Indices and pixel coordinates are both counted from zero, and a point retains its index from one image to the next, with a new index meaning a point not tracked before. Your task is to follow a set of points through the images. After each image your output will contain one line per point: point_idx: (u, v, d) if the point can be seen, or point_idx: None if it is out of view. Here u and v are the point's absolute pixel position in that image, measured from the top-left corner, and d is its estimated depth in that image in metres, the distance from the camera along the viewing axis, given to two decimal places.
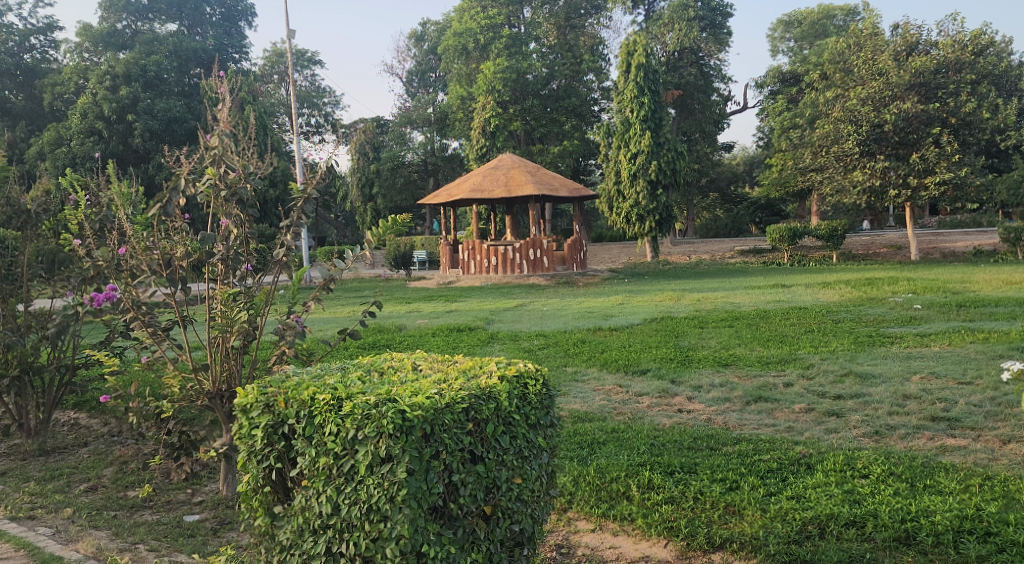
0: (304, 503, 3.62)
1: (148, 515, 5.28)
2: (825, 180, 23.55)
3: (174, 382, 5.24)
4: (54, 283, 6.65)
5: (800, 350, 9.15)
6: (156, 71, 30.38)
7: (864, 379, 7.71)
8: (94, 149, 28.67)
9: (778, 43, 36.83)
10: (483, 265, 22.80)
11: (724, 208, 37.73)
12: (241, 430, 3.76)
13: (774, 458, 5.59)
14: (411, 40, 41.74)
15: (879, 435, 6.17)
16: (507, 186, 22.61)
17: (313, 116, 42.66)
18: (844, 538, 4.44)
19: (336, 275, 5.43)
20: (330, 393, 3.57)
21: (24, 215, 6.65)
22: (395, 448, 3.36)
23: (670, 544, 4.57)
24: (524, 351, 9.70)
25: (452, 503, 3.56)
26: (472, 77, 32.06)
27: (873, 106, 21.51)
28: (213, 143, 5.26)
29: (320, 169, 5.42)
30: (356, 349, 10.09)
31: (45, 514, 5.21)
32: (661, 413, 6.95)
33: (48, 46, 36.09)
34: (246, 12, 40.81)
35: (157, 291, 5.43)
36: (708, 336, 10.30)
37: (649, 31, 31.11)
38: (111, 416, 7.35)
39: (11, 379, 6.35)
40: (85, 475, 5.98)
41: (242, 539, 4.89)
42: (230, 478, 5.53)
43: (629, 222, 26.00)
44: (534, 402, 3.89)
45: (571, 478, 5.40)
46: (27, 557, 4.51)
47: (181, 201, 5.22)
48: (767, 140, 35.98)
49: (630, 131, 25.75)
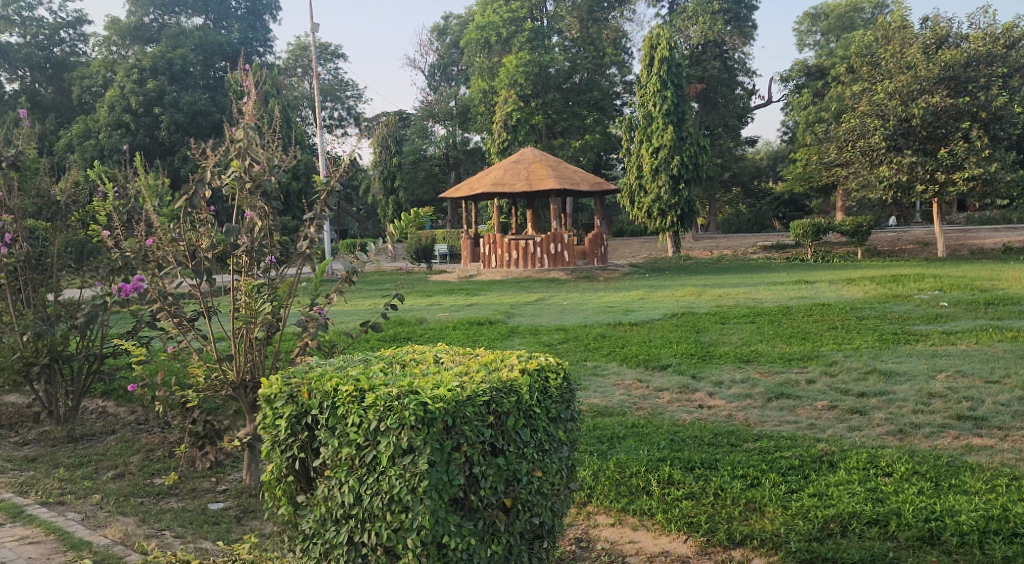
0: (326, 493, 3.67)
1: (173, 503, 5.37)
2: (851, 175, 23.42)
3: (199, 371, 5.32)
4: (84, 273, 6.82)
5: (823, 347, 9.11)
6: (183, 65, 30.75)
7: (889, 376, 7.68)
8: (123, 142, 28.59)
9: (804, 37, 36.21)
10: (505, 259, 22.88)
11: (747, 203, 37.54)
12: (266, 420, 3.82)
13: (796, 455, 5.57)
14: (434, 34, 41.59)
15: (904, 433, 6.13)
16: (528, 181, 22.56)
17: (337, 109, 42.87)
18: (866, 536, 4.42)
19: (358, 268, 5.41)
20: (353, 384, 3.60)
21: (54, 207, 6.80)
22: (417, 440, 3.40)
23: (691, 540, 4.57)
24: (544, 345, 9.70)
25: (472, 495, 3.60)
26: (493, 70, 31.91)
27: (900, 100, 21.38)
28: (238, 135, 5.25)
29: (344, 162, 5.45)
30: (377, 341, 10.24)
31: (74, 499, 5.28)
32: (681, 409, 6.94)
33: (77, 40, 36.37)
34: (271, 6, 40.93)
35: (183, 282, 5.52)
36: (729, 332, 10.28)
37: (673, 23, 30.84)
38: (138, 404, 7.48)
39: (41, 366, 6.51)
40: (113, 462, 6.08)
41: (265, 527, 4.97)
42: (253, 467, 5.58)
43: (651, 217, 25.96)
44: (555, 395, 3.90)
45: (591, 472, 5.44)
46: (57, 541, 4.57)
47: (206, 193, 5.35)
48: (792, 135, 35.84)
49: (652, 125, 25.63)
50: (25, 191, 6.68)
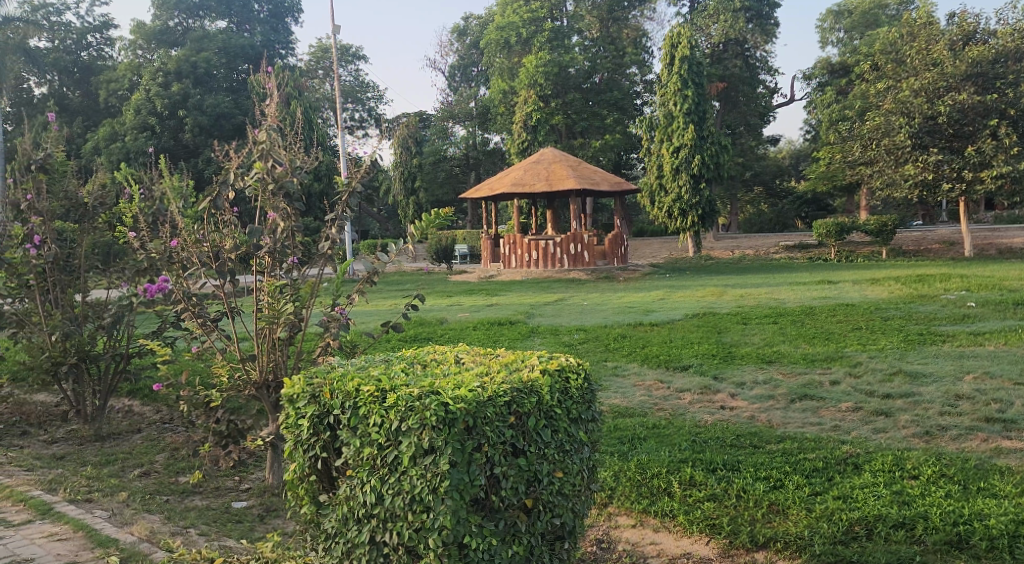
0: (348, 493, 3.70)
1: (198, 501, 5.45)
2: (876, 174, 23.17)
3: (223, 371, 5.38)
4: (111, 274, 6.93)
5: (847, 347, 9.05)
6: (206, 68, 31.08)
7: (915, 378, 7.60)
8: (148, 144, 28.85)
9: (828, 34, 35.96)
10: (524, 259, 22.89)
11: (769, 203, 37.32)
12: (288, 420, 3.86)
13: (820, 456, 5.55)
14: (454, 34, 41.71)
15: (930, 436, 6.08)
16: (548, 181, 22.56)
17: (357, 111, 43.15)
18: (892, 539, 4.39)
19: (379, 268, 5.44)
20: (374, 384, 3.64)
21: (81, 209, 6.93)
22: (438, 441, 3.42)
23: (713, 542, 4.56)
24: (564, 345, 9.73)
25: (493, 496, 3.61)
26: (514, 70, 31.98)
27: (926, 97, 21.14)
28: (261, 137, 5.31)
29: (365, 163, 5.48)
30: (398, 342, 10.31)
31: (101, 497, 5.33)
32: (703, 410, 6.92)
33: (104, 44, 36.89)
34: (294, 8, 41.16)
35: (207, 282, 5.60)
36: (751, 333, 10.23)
37: (693, 22, 30.69)
38: (163, 404, 7.58)
39: (69, 366, 6.64)
40: (139, 460, 6.18)
41: (288, 526, 5.03)
42: (276, 466, 5.64)
43: (671, 217, 25.86)
44: (576, 396, 3.91)
45: (612, 473, 5.44)
46: (84, 539, 4.63)
47: (230, 194, 5.43)
48: (815, 134, 35.62)
49: (673, 124, 25.54)
50: (53, 193, 6.81)
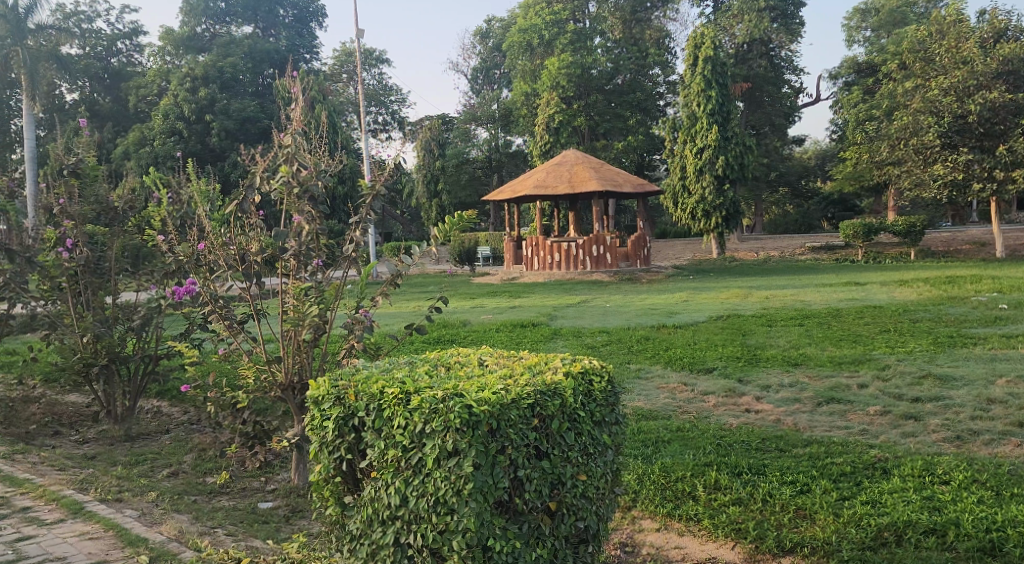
0: (373, 494, 3.73)
1: (225, 501, 5.52)
2: (904, 173, 22.93)
3: (250, 373, 5.44)
4: (140, 276, 7.04)
5: (875, 350, 8.95)
6: (232, 72, 31.51)
7: (945, 381, 7.50)
8: (176, 148, 29.20)
9: (854, 33, 35.59)
10: (547, 261, 22.90)
11: (795, 204, 36.99)
12: (313, 422, 3.89)
13: (847, 461, 5.50)
14: (476, 37, 41.78)
15: (960, 441, 6.00)
16: (570, 182, 22.57)
17: (381, 114, 43.35)
18: (922, 546, 4.35)
19: (403, 271, 5.48)
20: (398, 386, 3.66)
21: (111, 213, 7.03)
22: (461, 443, 3.44)
23: (738, 546, 4.54)
24: (587, 348, 9.71)
25: (517, 498, 3.62)
26: (536, 73, 31.94)
27: (956, 96, 20.89)
28: (287, 141, 5.37)
29: (388, 166, 5.52)
30: (421, 344, 10.35)
31: (131, 497, 5.40)
32: (727, 413, 6.89)
33: (133, 50, 37.44)
34: (318, 13, 41.29)
35: (234, 285, 5.66)
36: (776, 335, 10.15)
37: (717, 22, 30.52)
38: (191, 405, 7.67)
39: (100, 367, 6.76)
40: (168, 460, 6.27)
41: (313, 527, 5.08)
42: (301, 467, 5.70)
43: (695, 218, 25.72)
44: (599, 398, 3.92)
45: (636, 476, 5.43)
46: (116, 537, 4.70)
47: (256, 198, 5.51)
48: (841, 134, 35.31)
49: (697, 125, 25.43)
50: (84, 198, 6.92)
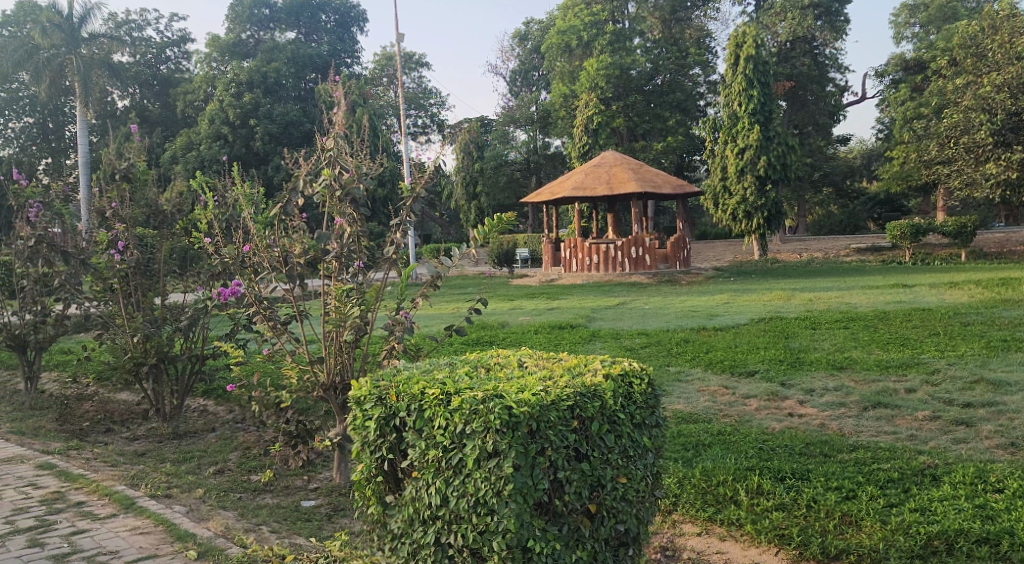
0: (414, 494, 3.77)
1: (268, 499, 5.60)
2: (954, 173, 22.44)
3: (292, 373, 5.53)
4: (187, 277, 7.19)
5: (924, 354, 8.79)
6: (276, 77, 31.92)
7: (998, 387, 7.34)
8: (222, 152, 29.78)
9: (902, 29, 34.97)
10: (585, 263, 22.85)
11: (840, 204, 36.35)
12: (355, 421, 3.94)
13: (894, 467, 5.42)
14: (515, 40, 41.84)
15: (1014, 447, 5.87)
16: (609, 184, 22.49)
17: (420, 117, 43.62)
18: (975, 556, 4.27)
19: (442, 272, 5.51)
20: (438, 387, 3.70)
21: (160, 216, 7.15)
22: (501, 444, 3.46)
23: (782, 552, 4.50)
24: (626, 350, 9.68)
25: (556, 500, 3.63)
26: (574, 74, 31.91)
27: (1009, 93, 20.41)
28: (329, 145, 5.46)
29: (428, 170, 5.58)
30: (461, 345, 10.41)
31: (180, 493, 5.52)
32: (770, 417, 6.82)
33: (182, 57, 38.21)
34: (360, 18, 41.67)
35: (277, 286, 5.76)
36: (821, 338, 10.02)
37: (759, 21, 30.17)
38: (235, 404, 7.80)
39: (149, 366, 6.90)
40: (214, 459, 6.38)
41: (354, 526, 5.14)
42: (343, 466, 5.81)
43: (736, 219, 25.45)
44: (639, 401, 3.92)
45: (676, 480, 5.41)
46: (165, 533, 4.81)
47: (299, 201, 5.59)
48: (887, 132, 34.65)
49: (738, 125, 25.19)
50: (134, 202, 7.07)
